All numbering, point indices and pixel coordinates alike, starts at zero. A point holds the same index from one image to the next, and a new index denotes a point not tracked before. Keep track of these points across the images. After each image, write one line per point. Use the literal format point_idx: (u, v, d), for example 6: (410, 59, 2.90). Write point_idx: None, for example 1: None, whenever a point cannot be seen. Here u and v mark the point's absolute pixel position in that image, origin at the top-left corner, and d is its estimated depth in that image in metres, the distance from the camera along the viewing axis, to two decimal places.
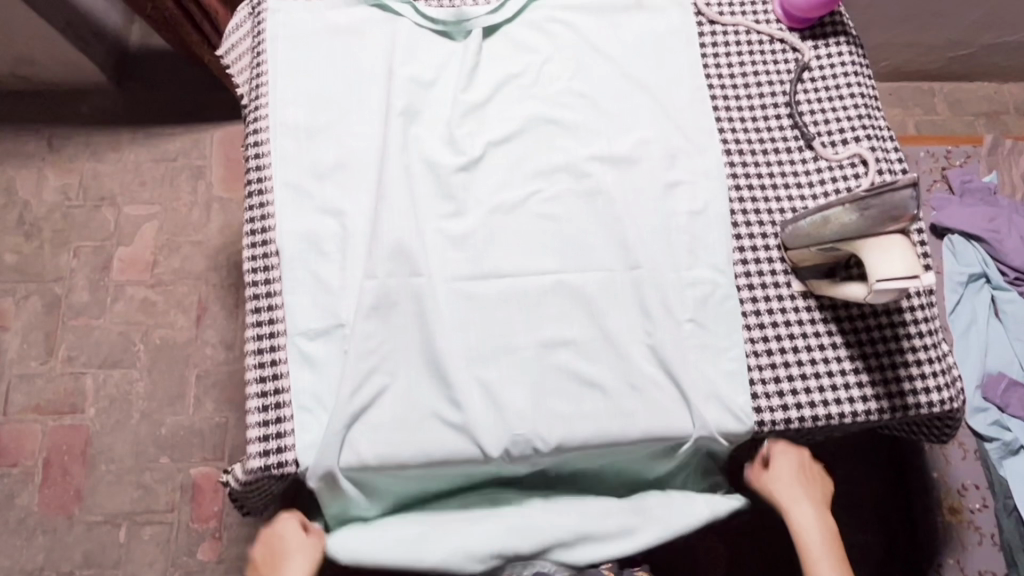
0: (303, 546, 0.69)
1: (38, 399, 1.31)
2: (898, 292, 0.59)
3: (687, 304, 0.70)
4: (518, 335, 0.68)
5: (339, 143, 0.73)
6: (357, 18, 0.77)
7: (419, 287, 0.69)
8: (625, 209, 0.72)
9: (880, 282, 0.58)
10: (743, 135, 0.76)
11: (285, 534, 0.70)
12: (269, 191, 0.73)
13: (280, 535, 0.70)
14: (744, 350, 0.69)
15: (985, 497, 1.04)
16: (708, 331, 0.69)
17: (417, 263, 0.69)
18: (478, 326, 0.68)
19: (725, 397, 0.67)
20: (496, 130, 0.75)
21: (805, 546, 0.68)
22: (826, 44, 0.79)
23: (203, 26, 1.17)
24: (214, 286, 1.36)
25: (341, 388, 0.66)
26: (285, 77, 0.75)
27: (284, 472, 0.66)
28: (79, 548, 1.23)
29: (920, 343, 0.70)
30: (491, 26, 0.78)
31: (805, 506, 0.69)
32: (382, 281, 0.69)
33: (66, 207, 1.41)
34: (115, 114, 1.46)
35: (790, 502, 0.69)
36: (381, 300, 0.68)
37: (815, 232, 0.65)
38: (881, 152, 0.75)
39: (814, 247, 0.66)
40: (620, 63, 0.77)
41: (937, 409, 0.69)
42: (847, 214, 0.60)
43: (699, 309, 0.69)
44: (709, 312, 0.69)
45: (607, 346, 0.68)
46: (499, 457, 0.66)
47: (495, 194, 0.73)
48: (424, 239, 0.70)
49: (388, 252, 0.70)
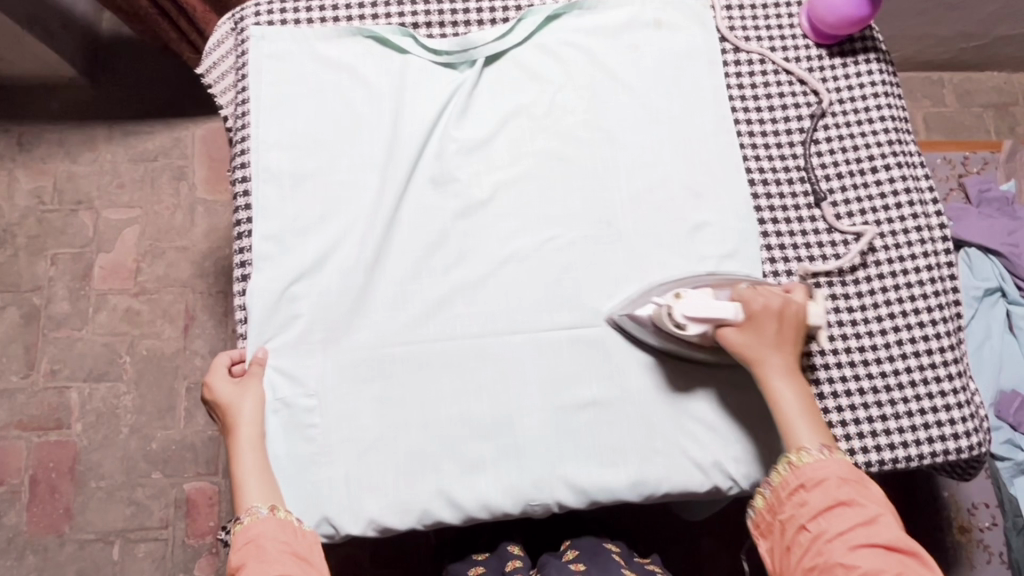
0: (241, 391, 0.64)
1: (21, 415, 1.26)
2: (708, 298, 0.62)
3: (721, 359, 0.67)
4: (537, 392, 0.65)
5: (335, 188, 0.69)
6: (350, 52, 0.72)
7: (429, 351, 0.66)
8: (647, 253, 0.69)
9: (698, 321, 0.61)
10: (769, 163, 0.72)
11: (215, 384, 0.66)
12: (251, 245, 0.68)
13: (216, 398, 0.65)
14: None
15: (995, 515, 1.07)
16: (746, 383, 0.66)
17: (425, 324, 0.66)
18: (485, 389, 0.65)
19: (764, 455, 0.65)
20: (504, 168, 0.70)
21: (792, 421, 0.61)
22: (857, 61, 0.74)
23: (182, 25, 1.06)
24: (201, 295, 1.30)
25: (351, 460, 0.64)
26: (272, 114, 0.70)
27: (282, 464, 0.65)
28: (71, 566, 1.20)
29: (950, 387, 0.67)
30: (497, 52, 0.73)
31: (790, 389, 0.61)
32: (387, 345, 0.66)
33: (40, 212, 1.33)
34: (89, 111, 1.37)
35: (773, 385, 0.61)
36: (380, 364, 0.65)
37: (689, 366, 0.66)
38: (912, 181, 0.72)
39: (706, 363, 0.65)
40: (639, 91, 0.72)
41: (966, 455, 0.67)
42: (691, 351, 0.65)
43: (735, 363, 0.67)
44: None
45: (633, 406, 0.65)
46: (518, 514, 0.65)
47: (504, 242, 0.69)
48: (424, 297, 0.67)
49: (388, 315, 0.67)
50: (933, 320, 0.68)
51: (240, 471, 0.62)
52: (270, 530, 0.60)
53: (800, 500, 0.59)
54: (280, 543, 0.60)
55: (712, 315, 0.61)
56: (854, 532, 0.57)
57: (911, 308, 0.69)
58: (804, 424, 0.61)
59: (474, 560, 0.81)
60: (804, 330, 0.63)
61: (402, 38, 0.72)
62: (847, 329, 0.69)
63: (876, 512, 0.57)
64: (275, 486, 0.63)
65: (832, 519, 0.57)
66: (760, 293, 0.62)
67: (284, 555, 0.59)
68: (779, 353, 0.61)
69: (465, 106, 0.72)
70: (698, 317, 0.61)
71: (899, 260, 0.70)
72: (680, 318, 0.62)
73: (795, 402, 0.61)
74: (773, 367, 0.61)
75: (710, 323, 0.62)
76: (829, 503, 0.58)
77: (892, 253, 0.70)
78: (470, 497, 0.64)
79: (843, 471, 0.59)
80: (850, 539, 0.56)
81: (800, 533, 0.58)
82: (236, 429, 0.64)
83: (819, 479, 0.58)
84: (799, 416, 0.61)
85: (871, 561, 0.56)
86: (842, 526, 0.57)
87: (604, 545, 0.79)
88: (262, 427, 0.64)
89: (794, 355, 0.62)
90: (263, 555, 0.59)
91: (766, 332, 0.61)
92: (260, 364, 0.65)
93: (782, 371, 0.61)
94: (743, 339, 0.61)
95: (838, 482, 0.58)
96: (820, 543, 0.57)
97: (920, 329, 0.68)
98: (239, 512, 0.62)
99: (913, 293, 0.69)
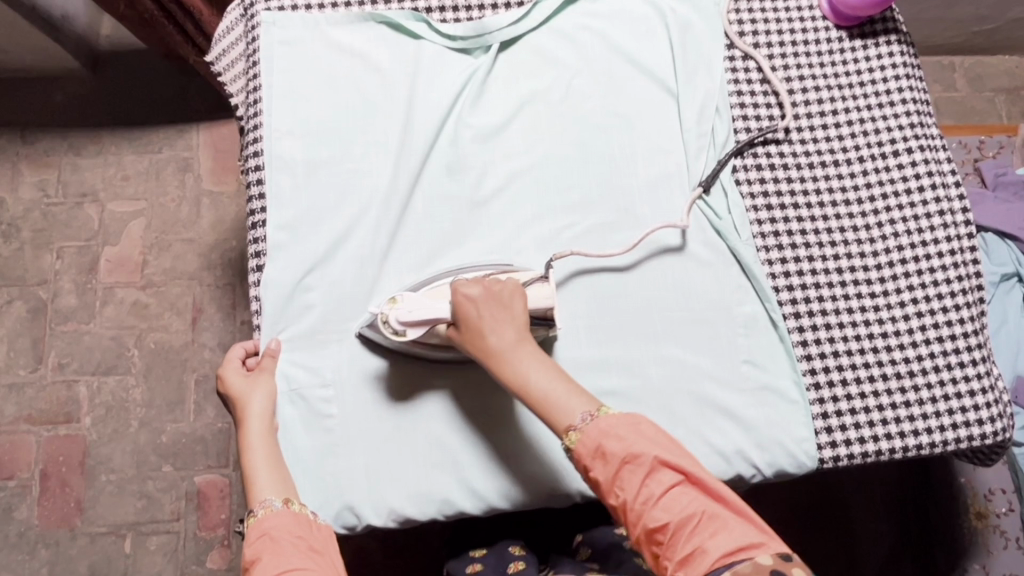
0: (249, 383, 0.63)
1: (29, 410, 1.25)
2: (419, 302, 0.61)
3: (740, 345, 0.67)
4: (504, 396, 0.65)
5: (349, 177, 0.68)
6: (364, 39, 0.71)
7: None
8: (652, 243, 0.68)
9: (417, 325, 0.61)
10: (789, 148, 0.71)
11: (225, 378, 0.65)
12: (263, 234, 0.67)
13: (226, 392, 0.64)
14: (805, 390, 0.66)
15: (1012, 501, 1.02)
16: (766, 371, 0.67)
17: None
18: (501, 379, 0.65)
19: (783, 441, 0.65)
20: (521, 155, 0.69)
21: (543, 397, 0.58)
22: (877, 43, 0.73)
23: (186, 26, 1.05)
24: (208, 288, 1.29)
25: (369, 450, 0.64)
26: (285, 102, 0.69)
27: (300, 459, 0.63)
28: (84, 560, 1.20)
29: (973, 372, 0.67)
30: (513, 37, 0.72)
31: (529, 364, 0.59)
32: None
33: (45, 205, 1.32)
34: (92, 103, 1.35)
35: (510, 368, 0.59)
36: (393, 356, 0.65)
37: (430, 372, 0.65)
38: (934, 164, 0.71)
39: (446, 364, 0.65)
40: (655, 78, 0.71)
41: (989, 440, 0.66)
42: (440, 353, 0.64)
43: (754, 349, 0.67)
44: (765, 351, 0.67)
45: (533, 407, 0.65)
46: (538, 504, 0.65)
47: (519, 232, 0.68)
48: None
49: None
50: (957, 304, 0.68)
51: (250, 465, 0.61)
52: (283, 523, 0.58)
53: (593, 479, 0.57)
54: (292, 536, 0.57)
55: (427, 315, 0.60)
56: (647, 488, 0.54)
57: (934, 293, 0.68)
58: (556, 398, 0.58)
59: (473, 558, 0.79)
60: (522, 304, 0.61)
61: (416, 24, 0.71)
62: (868, 314, 0.68)
63: (655, 457, 0.55)
64: (288, 482, 0.61)
65: (626, 487, 0.55)
66: (465, 283, 0.61)
67: (298, 549, 0.57)
68: (502, 335, 0.60)
69: (482, 92, 0.71)
70: (415, 322, 0.60)
71: (920, 244, 0.69)
72: (398, 325, 0.61)
73: (538, 375, 0.59)
74: (500, 351, 0.59)
75: (431, 324, 0.61)
76: (614, 471, 0.55)
77: (913, 238, 0.69)
78: (490, 487, 0.64)
79: (609, 424, 0.57)
80: (650, 495, 0.54)
81: (616, 511, 0.56)
82: (246, 422, 0.62)
83: (595, 449, 0.56)
84: (547, 390, 0.59)
85: (676, 508, 0.54)
86: (634, 487, 0.54)
87: (614, 533, 0.78)
88: (270, 421, 0.63)
89: (516, 331, 0.60)
90: (276, 548, 0.57)
91: (482, 319, 0.60)
92: (273, 355, 0.64)
93: (515, 351, 0.60)
94: (466, 332, 0.60)
95: (605, 439, 0.56)
96: (631, 516, 0.55)
97: (943, 314, 0.68)
98: (251, 505, 0.59)
99: (936, 278, 0.68)
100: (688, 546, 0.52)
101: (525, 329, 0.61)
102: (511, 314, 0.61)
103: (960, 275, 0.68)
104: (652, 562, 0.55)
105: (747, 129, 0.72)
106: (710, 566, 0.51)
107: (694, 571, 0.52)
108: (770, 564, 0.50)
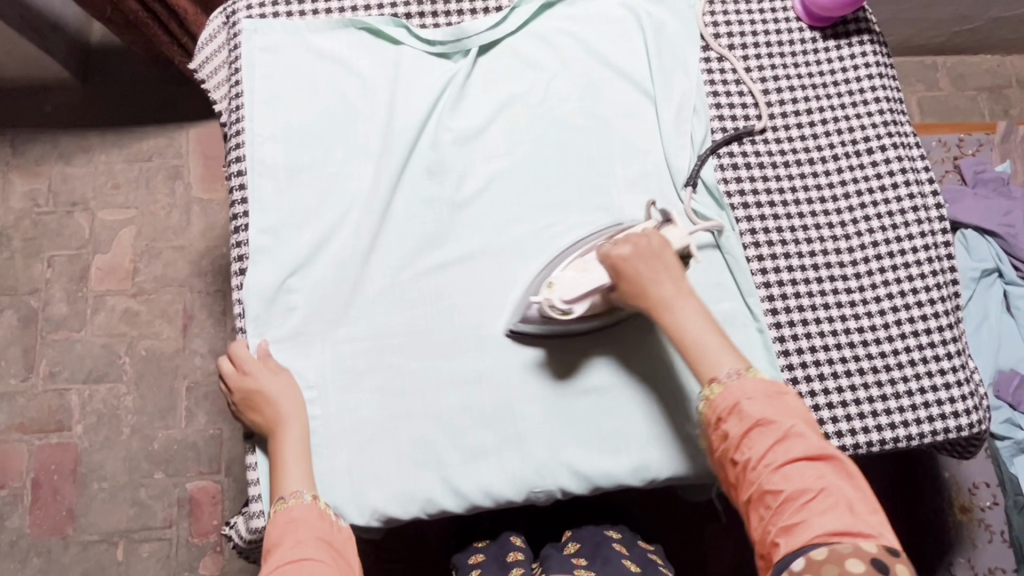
0: (280, 379, 0.64)
1: (21, 418, 1.25)
2: (579, 276, 0.63)
3: None
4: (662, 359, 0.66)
5: (330, 181, 0.69)
6: (344, 44, 0.72)
7: (428, 342, 0.66)
8: None
9: (583, 300, 0.62)
10: (764, 147, 0.72)
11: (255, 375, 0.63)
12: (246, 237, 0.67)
13: (255, 390, 0.63)
14: None
15: (995, 494, 1.07)
16: None
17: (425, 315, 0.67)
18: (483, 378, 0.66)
19: None
20: (500, 157, 0.70)
21: (700, 345, 0.59)
22: (850, 44, 0.74)
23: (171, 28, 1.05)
24: (199, 294, 1.30)
25: (352, 450, 0.64)
26: (266, 107, 0.70)
27: None
28: (77, 568, 1.20)
29: (948, 366, 0.68)
30: (491, 42, 0.73)
31: (685, 314, 0.60)
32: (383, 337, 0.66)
33: (35, 214, 1.33)
34: (82, 112, 1.36)
35: (670, 319, 0.60)
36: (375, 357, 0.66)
37: (583, 347, 0.67)
38: (907, 161, 0.72)
39: (597, 337, 0.67)
40: (634, 79, 0.73)
41: (965, 432, 0.67)
42: (590, 324, 0.65)
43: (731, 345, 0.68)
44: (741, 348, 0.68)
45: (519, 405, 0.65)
46: (522, 502, 0.65)
47: (501, 232, 0.69)
48: (422, 287, 0.67)
49: (385, 307, 0.67)
50: (932, 298, 0.69)
51: (293, 457, 0.62)
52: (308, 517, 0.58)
53: (722, 432, 0.57)
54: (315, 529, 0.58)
55: (588, 286, 0.62)
56: (774, 453, 0.54)
57: (909, 288, 0.69)
58: (712, 349, 0.59)
59: (475, 549, 0.80)
60: (671, 253, 0.62)
61: (395, 29, 0.72)
62: (845, 309, 0.69)
63: (791, 426, 0.55)
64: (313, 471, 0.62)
65: (754, 444, 0.55)
66: (615, 243, 0.62)
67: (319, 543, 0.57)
68: (660, 286, 0.60)
69: (460, 96, 0.72)
70: (577, 297, 0.62)
71: (895, 240, 0.70)
72: (564, 305, 0.62)
73: (694, 324, 0.60)
74: (659, 303, 0.60)
75: (592, 295, 0.63)
76: (746, 429, 0.55)
77: (889, 234, 0.70)
78: (473, 485, 0.64)
79: (767, 386, 0.57)
80: (774, 459, 0.54)
81: (732, 466, 0.56)
82: (286, 416, 0.63)
83: (732, 405, 0.56)
84: (705, 341, 0.59)
85: (796, 478, 0.53)
86: (761, 449, 0.54)
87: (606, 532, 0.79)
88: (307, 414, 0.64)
89: (673, 281, 0.61)
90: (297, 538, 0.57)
91: (636, 274, 0.60)
92: (268, 356, 0.65)
93: (673, 303, 0.60)
94: (621, 286, 0.61)
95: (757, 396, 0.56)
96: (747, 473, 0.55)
97: (919, 308, 0.69)
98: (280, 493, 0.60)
99: (911, 273, 0.69)
100: (794, 516, 0.52)
101: (682, 278, 0.62)
102: (663, 263, 0.61)
103: (935, 271, 0.69)
104: (753, 524, 0.55)
105: (723, 128, 0.73)
106: (809, 540, 0.51)
107: (794, 540, 0.51)
108: (874, 553, 0.49)
